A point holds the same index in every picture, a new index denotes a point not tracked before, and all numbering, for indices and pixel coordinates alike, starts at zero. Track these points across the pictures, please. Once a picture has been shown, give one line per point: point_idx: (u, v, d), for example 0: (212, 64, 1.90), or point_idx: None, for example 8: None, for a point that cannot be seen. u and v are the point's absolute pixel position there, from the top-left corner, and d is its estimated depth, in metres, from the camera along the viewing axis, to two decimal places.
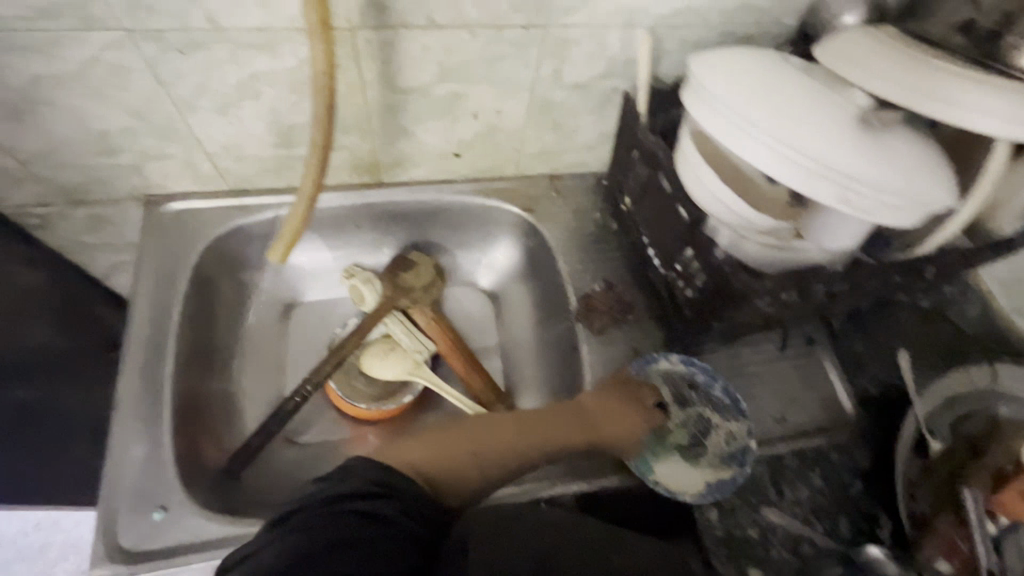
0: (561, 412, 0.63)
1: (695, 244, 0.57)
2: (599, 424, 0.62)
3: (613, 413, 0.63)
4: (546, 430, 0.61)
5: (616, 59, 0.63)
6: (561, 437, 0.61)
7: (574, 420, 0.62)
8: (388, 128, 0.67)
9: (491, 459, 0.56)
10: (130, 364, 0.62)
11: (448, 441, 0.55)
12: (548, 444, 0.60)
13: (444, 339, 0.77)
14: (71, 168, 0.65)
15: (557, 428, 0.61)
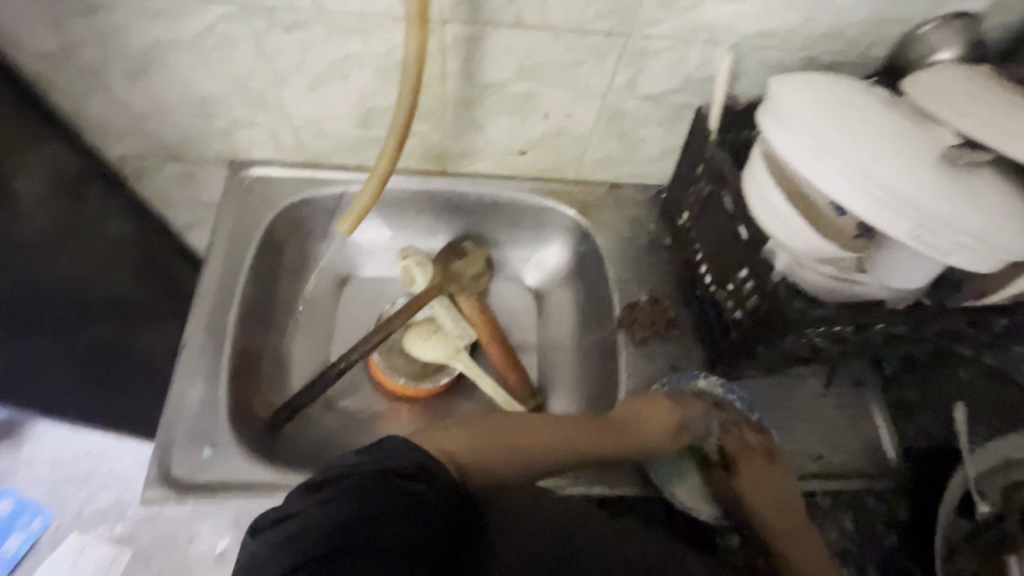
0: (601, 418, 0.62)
1: (752, 266, 0.57)
2: (637, 432, 0.62)
3: (652, 420, 0.63)
4: (586, 437, 0.60)
5: (694, 74, 0.63)
6: (599, 443, 0.60)
7: (614, 427, 0.62)
8: (460, 121, 0.70)
9: (529, 459, 0.55)
10: (200, 312, 0.67)
11: (491, 431, 0.54)
12: (586, 449, 0.59)
13: (485, 329, 0.79)
14: (171, 128, 0.71)
15: (597, 435, 0.60)
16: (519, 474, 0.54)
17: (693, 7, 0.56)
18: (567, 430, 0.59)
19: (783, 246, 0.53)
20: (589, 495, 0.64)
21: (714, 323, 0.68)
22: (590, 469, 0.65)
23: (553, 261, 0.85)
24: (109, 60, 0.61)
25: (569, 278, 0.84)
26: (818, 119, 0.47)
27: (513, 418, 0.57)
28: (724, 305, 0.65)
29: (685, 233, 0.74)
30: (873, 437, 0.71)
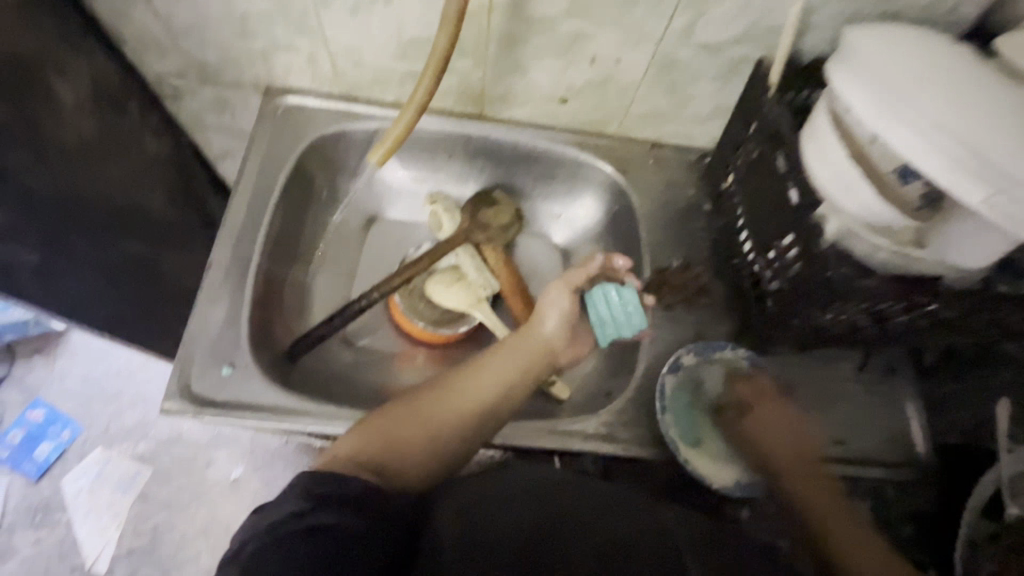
0: (498, 348, 0.59)
1: (801, 231, 0.54)
2: (533, 350, 0.60)
3: (541, 333, 0.62)
4: (490, 369, 0.56)
5: (759, 23, 0.59)
6: (507, 369, 0.57)
7: (515, 348, 0.59)
8: (503, 60, 0.67)
9: (441, 423, 0.52)
10: (228, 235, 0.67)
11: (391, 422, 0.51)
12: (498, 383, 0.56)
13: (510, 282, 0.78)
14: (208, 47, 0.70)
15: (501, 362, 0.57)
16: (437, 451, 0.52)
17: None
18: (466, 384, 0.54)
19: (838, 211, 0.49)
20: (598, 452, 0.63)
21: (750, 294, 0.65)
22: (603, 428, 0.64)
23: (584, 219, 0.82)
24: None
25: (598, 237, 0.81)
26: (899, 70, 0.44)
27: (409, 398, 0.53)
28: (763, 273, 0.61)
29: (728, 198, 0.70)
30: (902, 428, 0.67)
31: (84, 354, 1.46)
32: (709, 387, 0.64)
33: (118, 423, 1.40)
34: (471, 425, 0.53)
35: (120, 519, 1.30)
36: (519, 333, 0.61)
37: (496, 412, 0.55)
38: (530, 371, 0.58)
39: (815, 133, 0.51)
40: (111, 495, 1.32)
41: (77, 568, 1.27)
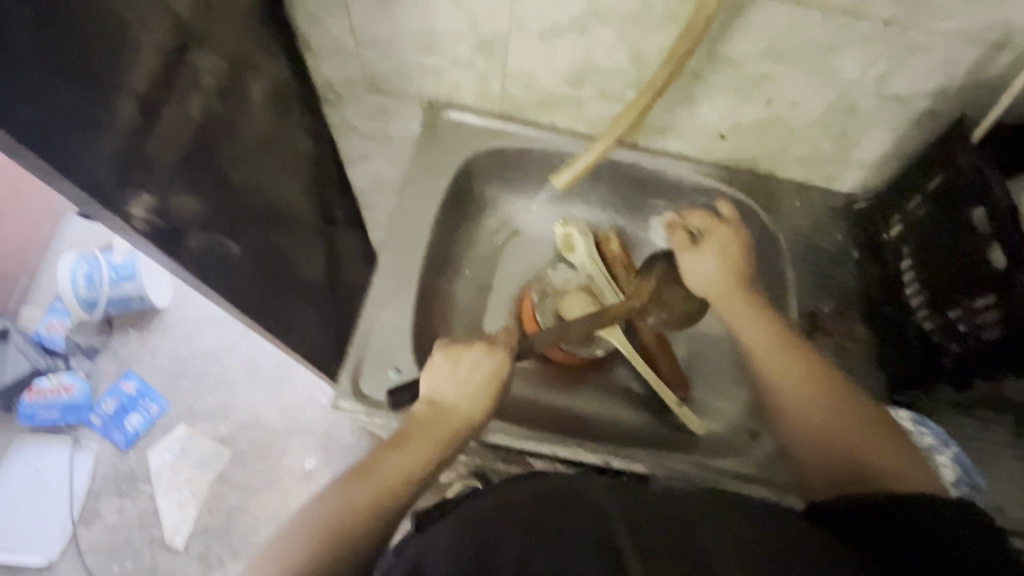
0: (417, 426, 0.53)
1: (999, 295, 0.52)
2: (449, 428, 0.53)
3: (431, 424, 0.53)
4: (407, 451, 0.50)
5: (959, 79, 0.58)
6: (421, 454, 0.50)
7: (427, 436, 0.52)
8: (678, 93, 0.68)
9: (346, 519, 0.44)
10: (392, 240, 0.70)
11: (328, 511, 0.44)
12: (406, 471, 0.49)
13: (479, 355, 0.59)
14: (388, 59, 0.72)
15: (411, 446, 0.50)
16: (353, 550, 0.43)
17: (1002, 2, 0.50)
18: (386, 461, 0.49)
19: None
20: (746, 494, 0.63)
21: (915, 350, 0.64)
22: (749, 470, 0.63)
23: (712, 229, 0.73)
24: None
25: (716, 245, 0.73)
26: None
27: (343, 474, 0.48)
28: (937, 333, 0.61)
29: (892, 247, 0.69)
30: None
31: (174, 332, 1.51)
32: None
33: (202, 402, 1.45)
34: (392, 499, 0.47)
35: (197, 497, 1.35)
36: (422, 413, 0.54)
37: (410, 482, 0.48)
38: (431, 426, 0.53)
39: None
40: (191, 472, 1.37)
41: (155, 539, 1.31)
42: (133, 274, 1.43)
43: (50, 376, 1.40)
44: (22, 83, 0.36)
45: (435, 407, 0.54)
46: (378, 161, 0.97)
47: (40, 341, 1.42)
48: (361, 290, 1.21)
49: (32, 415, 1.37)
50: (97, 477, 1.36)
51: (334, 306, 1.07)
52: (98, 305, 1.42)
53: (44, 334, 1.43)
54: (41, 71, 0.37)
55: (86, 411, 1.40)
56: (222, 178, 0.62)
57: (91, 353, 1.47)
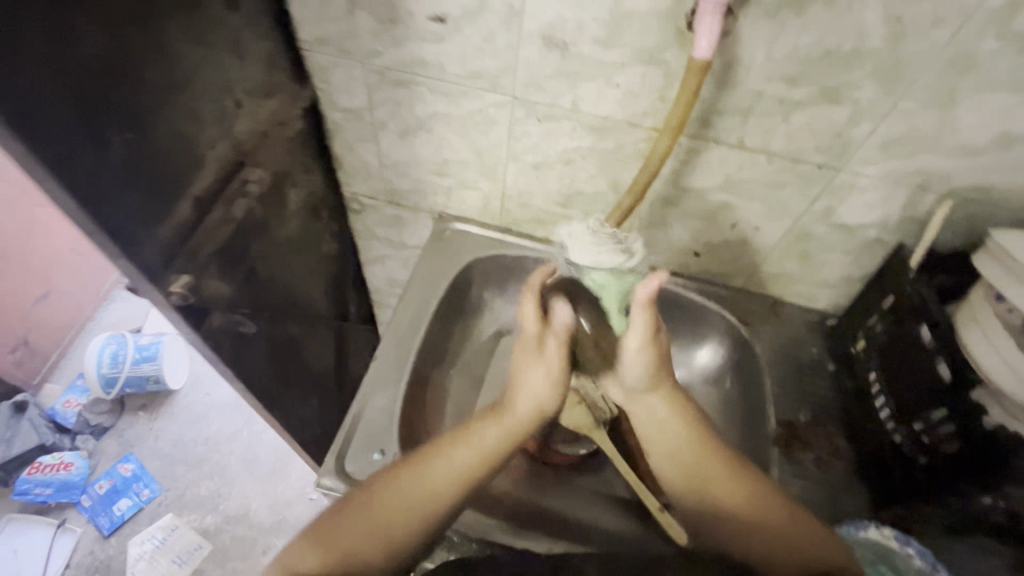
0: (461, 446, 0.57)
1: (954, 406, 0.55)
2: (507, 426, 0.60)
3: (474, 445, 0.57)
4: (452, 467, 0.55)
5: (895, 214, 0.66)
6: (463, 468, 0.56)
7: (473, 455, 0.56)
8: (653, 215, 0.78)
9: (397, 519, 0.51)
10: (394, 331, 0.77)
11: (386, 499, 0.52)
12: (450, 484, 0.54)
13: (541, 403, 0.62)
14: (406, 178, 0.85)
15: (457, 462, 0.56)
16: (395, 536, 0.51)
17: (913, 154, 0.59)
18: (445, 457, 0.56)
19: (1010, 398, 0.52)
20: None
21: (889, 462, 0.64)
22: None
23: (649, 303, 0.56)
24: (389, 121, 0.76)
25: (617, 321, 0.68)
26: None
27: (407, 466, 0.56)
28: (905, 445, 0.61)
29: (862, 360, 0.72)
30: None
31: (183, 416, 1.56)
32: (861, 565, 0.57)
33: (194, 490, 1.43)
34: (446, 495, 0.54)
35: None
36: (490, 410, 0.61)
37: (468, 483, 0.55)
38: (495, 424, 0.60)
39: (974, 314, 0.56)
40: (167, 566, 1.31)
41: None
42: (155, 356, 1.52)
43: (55, 453, 1.43)
44: (112, 186, 0.46)
45: (479, 433, 0.58)
46: (392, 263, 1.08)
47: (54, 418, 1.47)
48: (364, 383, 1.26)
49: (26, 491, 1.36)
50: (71, 565, 1.31)
51: (335, 395, 1.12)
52: (116, 385, 1.49)
53: (59, 410, 1.49)
54: (129, 177, 0.48)
55: (78, 492, 1.40)
56: (252, 268, 0.71)
57: (98, 432, 1.50)
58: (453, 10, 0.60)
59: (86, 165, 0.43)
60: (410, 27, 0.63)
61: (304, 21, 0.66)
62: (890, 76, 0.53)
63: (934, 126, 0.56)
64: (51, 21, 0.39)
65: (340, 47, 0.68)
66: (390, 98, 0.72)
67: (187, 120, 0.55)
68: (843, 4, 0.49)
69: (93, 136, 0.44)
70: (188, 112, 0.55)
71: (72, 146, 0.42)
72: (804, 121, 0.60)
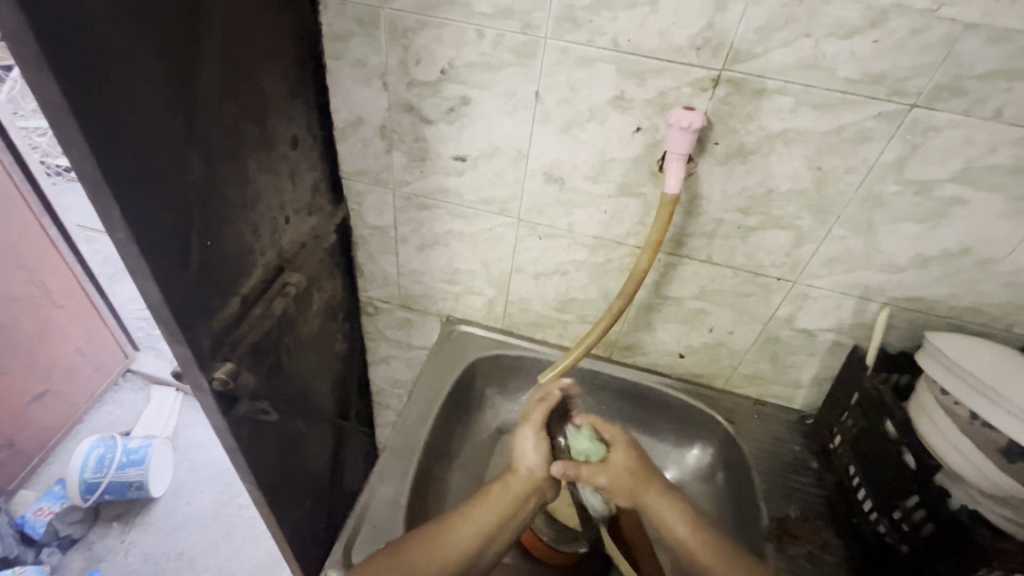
0: (472, 506, 0.68)
1: (922, 493, 0.60)
2: (510, 496, 0.69)
3: (486, 506, 0.68)
4: (467, 525, 0.65)
5: (847, 320, 0.77)
6: (479, 528, 0.66)
7: (485, 512, 0.67)
8: (639, 320, 0.87)
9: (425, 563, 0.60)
10: (402, 424, 0.82)
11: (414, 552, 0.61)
12: (468, 536, 0.64)
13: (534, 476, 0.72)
14: (419, 284, 0.96)
15: (472, 519, 0.66)
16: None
17: (852, 270, 0.71)
18: (463, 518, 0.66)
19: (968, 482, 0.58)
20: None
21: (878, 554, 0.67)
22: None
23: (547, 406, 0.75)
24: (410, 237, 0.89)
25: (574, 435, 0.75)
26: (982, 367, 0.59)
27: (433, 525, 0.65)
28: (889, 535, 0.65)
29: (841, 456, 0.77)
30: None
31: (159, 527, 1.48)
32: None
33: None
34: (463, 554, 0.63)
35: None
36: (499, 482, 0.71)
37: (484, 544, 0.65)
38: (501, 496, 0.69)
39: (921, 405, 0.65)
40: None
41: None
42: (143, 461, 1.49)
43: (15, 567, 1.29)
44: (187, 282, 0.55)
45: (490, 496, 0.69)
46: (397, 364, 1.14)
47: (22, 527, 1.37)
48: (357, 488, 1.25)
49: None
50: None
51: (328, 499, 1.10)
52: (96, 491, 1.43)
53: (29, 518, 1.39)
54: (200, 276, 0.57)
55: None
56: (277, 362, 0.78)
57: (65, 544, 1.41)
58: (472, 152, 0.75)
59: (173, 265, 0.53)
60: (437, 164, 0.78)
61: (348, 157, 0.81)
62: (821, 209, 0.67)
63: (864, 249, 0.69)
64: (172, 157, 0.50)
65: (375, 177, 0.82)
66: (412, 218, 0.85)
67: (247, 232, 0.66)
68: (776, 156, 0.64)
69: (184, 243, 0.54)
70: (251, 227, 0.66)
71: (167, 250, 0.52)
72: (759, 242, 0.72)
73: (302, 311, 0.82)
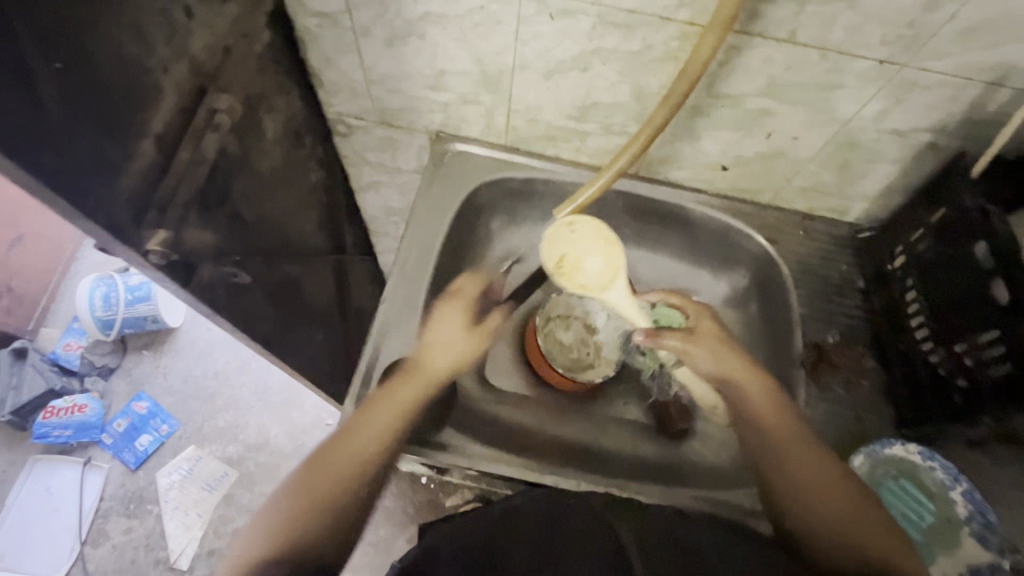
0: (364, 408, 0.57)
1: (1006, 332, 0.52)
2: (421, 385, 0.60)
3: (368, 432, 0.55)
4: (369, 424, 0.56)
5: (958, 115, 0.59)
6: (385, 424, 0.56)
7: (355, 437, 0.54)
8: (679, 128, 0.69)
9: (306, 527, 0.48)
10: (400, 271, 0.72)
11: (342, 454, 0.53)
12: (371, 448, 0.54)
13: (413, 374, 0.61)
14: (397, 94, 0.75)
15: (376, 417, 0.56)
16: (353, 485, 0.52)
17: (994, 45, 0.51)
18: (356, 434, 0.55)
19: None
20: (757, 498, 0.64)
21: (922, 382, 0.63)
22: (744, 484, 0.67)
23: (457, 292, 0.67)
24: (373, 27, 0.64)
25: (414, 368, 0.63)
26: None
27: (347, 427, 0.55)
28: (945, 367, 0.60)
29: (898, 279, 0.69)
30: None
31: (187, 352, 1.53)
32: (891, 489, 0.61)
33: (212, 422, 1.45)
34: (376, 457, 0.54)
35: (204, 518, 1.34)
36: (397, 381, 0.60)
37: (397, 446, 0.56)
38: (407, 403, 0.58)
39: None
40: (198, 493, 1.36)
41: (160, 561, 1.29)
42: (148, 296, 1.46)
43: (66, 396, 1.43)
44: (31, 118, 0.37)
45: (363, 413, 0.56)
46: (388, 190, 0.99)
47: (57, 361, 1.46)
48: (373, 314, 1.23)
49: (45, 435, 1.38)
50: (105, 498, 1.36)
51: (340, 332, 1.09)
52: (114, 326, 1.45)
53: (60, 354, 1.47)
54: (54, 108, 0.38)
55: (98, 431, 1.41)
56: (237, 211, 0.64)
57: (106, 372, 1.48)
58: None
59: None
60: None
61: None
62: None
63: None
64: None
65: None
66: None
67: (124, 38, 0.45)
68: None
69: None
70: (125, 30, 0.45)
71: None
72: (874, 8, 0.50)
73: (250, 143, 0.65)
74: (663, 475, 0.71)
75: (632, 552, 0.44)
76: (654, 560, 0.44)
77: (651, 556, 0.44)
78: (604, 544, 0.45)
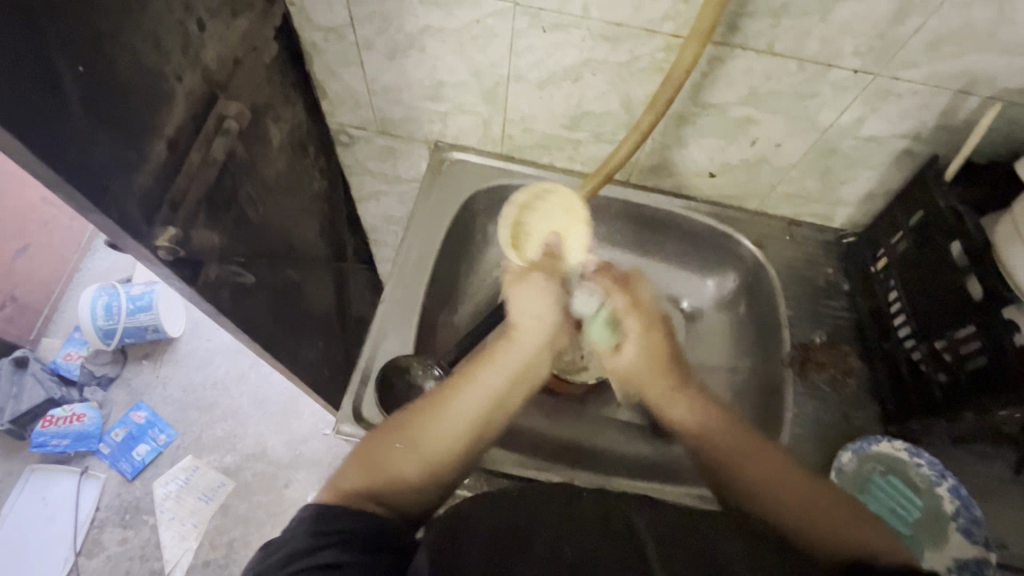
0: (473, 370, 0.55)
1: (982, 325, 0.54)
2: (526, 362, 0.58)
3: (473, 391, 0.53)
4: (478, 391, 0.53)
5: (931, 122, 0.62)
6: (491, 392, 0.54)
7: (452, 422, 0.51)
8: (667, 136, 0.72)
9: (403, 467, 0.48)
10: (399, 273, 0.74)
11: (453, 408, 0.52)
12: (480, 415, 0.52)
13: (521, 363, 0.57)
14: (397, 105, 0.78)
15: (485, 386, 0.54)
16: (456, 452, 0.50)
17: (960, 55, 0.54)
18: (470, 391, 0.53)
19: None
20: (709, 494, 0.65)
21: (905, 378, 0.65)
22: None
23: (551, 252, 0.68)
24: (375, 40, 0.68)
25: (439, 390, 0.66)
26: None
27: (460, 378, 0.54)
28: (927, 363, 0.62)
29: (881, 279, 0.71)
30: None
31: (186, 362, 1.54)
32: (878, 486, 0.62)
33: (209, 432, 1.45)
34: (483, 428, 0.52)
35: (200, 528, 1.33)
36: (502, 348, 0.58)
37: (501, 416, 0.54)
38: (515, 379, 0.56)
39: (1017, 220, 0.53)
40: (195, 503, 1.36)
41: (155, 571, 1.28)
42: (150, 306, 1.48)
43: (65, 405, 1.43)
44: (56, 116, 0.39)
45: (465, 387, 0.53)
46: (388, 200, 1.02)
47: (57, 370, 1.47)
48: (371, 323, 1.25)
49: (43, 444, 1.38)
50: (101, 507, 1.35)
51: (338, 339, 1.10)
52: (115, 336, 1.47)
53: (61, 363, 1.48)
54: (76, 108, 0.41)
55: (96, 441, 1.41)
56: (242, 214, 0.67)
57: (105, 382, 1.49)
58: None
59: (17, 89, 0.36)
60: None
61: None
62: None
63: (989, 19, 0.51)
64: None
65: None
66: (373, 11, 0.64)
67: (141, 46, 0.48)
68: None
69: (25, 54, 0.37)
70: (143, 39, 0.48)
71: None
72: (844, 20, 0.53)
73: (256, 149, 0.68)
74: (655, 474, 0.72)
75: (645, 537, 0.44)
76: (666, 540, 0.44)
77: (664, 536, 0.44)
78: (618, 529, 0.45)
